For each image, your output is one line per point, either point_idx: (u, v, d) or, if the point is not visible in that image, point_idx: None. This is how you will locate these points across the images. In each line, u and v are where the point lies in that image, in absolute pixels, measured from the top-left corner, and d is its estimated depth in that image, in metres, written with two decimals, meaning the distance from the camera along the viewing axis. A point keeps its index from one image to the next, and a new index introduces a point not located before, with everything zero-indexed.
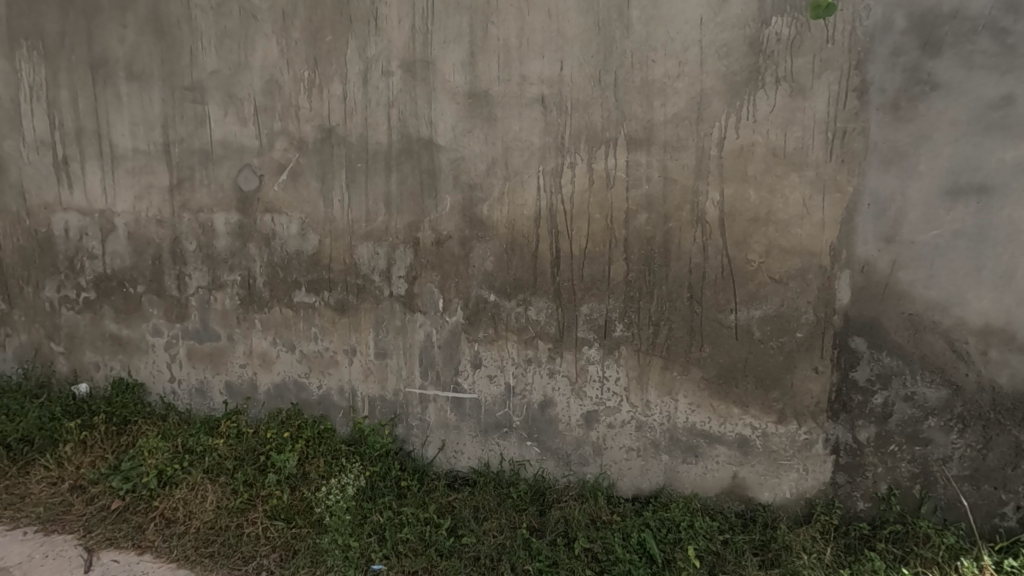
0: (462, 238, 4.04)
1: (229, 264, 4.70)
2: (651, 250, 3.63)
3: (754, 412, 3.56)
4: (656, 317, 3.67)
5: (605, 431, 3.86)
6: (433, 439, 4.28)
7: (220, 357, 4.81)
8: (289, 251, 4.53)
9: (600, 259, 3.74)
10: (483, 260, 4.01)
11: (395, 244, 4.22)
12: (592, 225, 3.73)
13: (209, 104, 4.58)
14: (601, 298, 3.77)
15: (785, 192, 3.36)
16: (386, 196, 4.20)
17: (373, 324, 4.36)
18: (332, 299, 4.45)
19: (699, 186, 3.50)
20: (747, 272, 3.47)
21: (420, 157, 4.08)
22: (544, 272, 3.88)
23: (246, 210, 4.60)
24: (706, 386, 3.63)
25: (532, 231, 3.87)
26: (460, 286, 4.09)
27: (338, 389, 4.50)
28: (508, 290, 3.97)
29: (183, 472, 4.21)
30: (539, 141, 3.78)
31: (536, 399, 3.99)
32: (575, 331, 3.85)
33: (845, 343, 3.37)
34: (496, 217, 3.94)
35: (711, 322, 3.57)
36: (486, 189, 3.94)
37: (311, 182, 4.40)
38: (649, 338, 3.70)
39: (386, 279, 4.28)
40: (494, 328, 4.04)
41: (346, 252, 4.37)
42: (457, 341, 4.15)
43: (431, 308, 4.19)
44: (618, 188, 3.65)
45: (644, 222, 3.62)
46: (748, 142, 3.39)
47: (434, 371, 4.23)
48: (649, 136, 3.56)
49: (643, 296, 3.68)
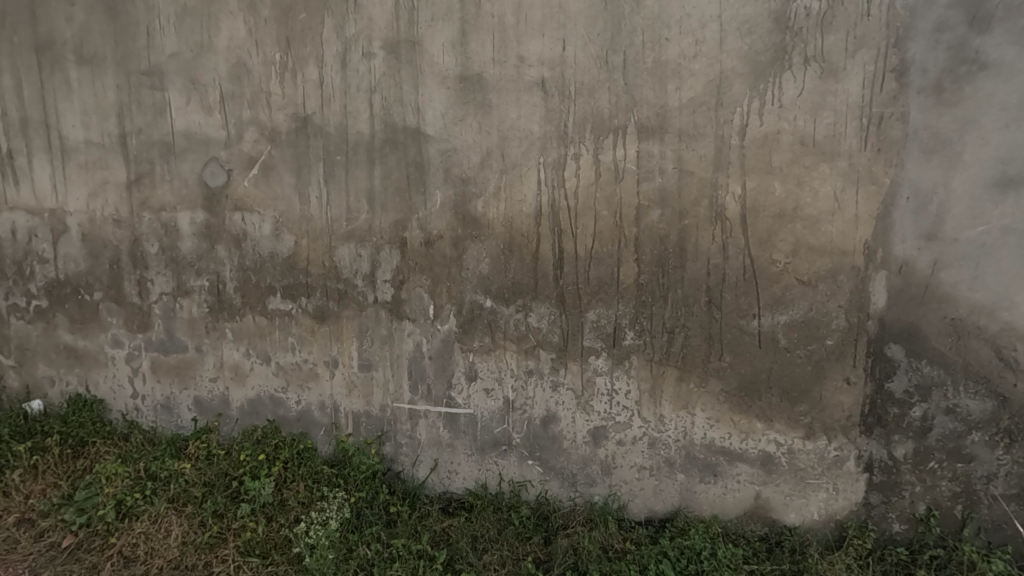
0: (454, 238, 3.66)
1: (195, 268, 4.26)
2: (665, 250, 3.28)
3: (778, 427, 3.24)
4: (671, 324, 3.33)
5: (614, 448, 3.53)
6: (425, 459, 3.91)
7: (187, 370, 4.38)
8: (262, 253, 4.10)
9: (608, 260, 3.39)
10: (477, 262, 3.63)
11: (380, 245, 3.83)
12: (599, 222, 3.38)
13: (170, 91, 4.13)
14: (610, 304, 3.42)
15: (814, 184, 3.03)
16: (369, 192, 3.80)
17: (357, 333, 3.96)
18: (311, 306, 4.04)
19: (719, 179, 3.16)
20: (771, 273, 3.15)
21: (407, 148, 3.68)
22: (545, 275, 3.51)
23: (214, 208, 4.16)
24: (725, 399, 3.31)
25: (532, 229, 3.50)
26: (453, 291, 3.71)
27: (318, 404, 4.11)
28: (506, 295, 3.60)
29: (145, 502, 3.78)
30: (540, 130, 3.41)
31: (538, 414, 3.63)
32: (581, 340, 3.50)
33: (881, 351, 3.06)
34: (492, 214, 3.56)
35: (731, 329, 3.25)
36: (480, 183, 3.56)
37: (284, 177, 3.97)
38: (663, 347, 3.36)
39: (371, 283, 3.88)
40: (491, 337, 3.67)
41: (326, 253, 3.96)
42: (449, 352, 3.77)
43: (421, 315, 3.80)
44: (628, 181, 3.30)
45: (657, 219, 3.27)
46: (773, 129, 3.05)
47: (425, 384, 3.85)
48: (661, 124, 3.21)
49: (656, 301, 3.34)
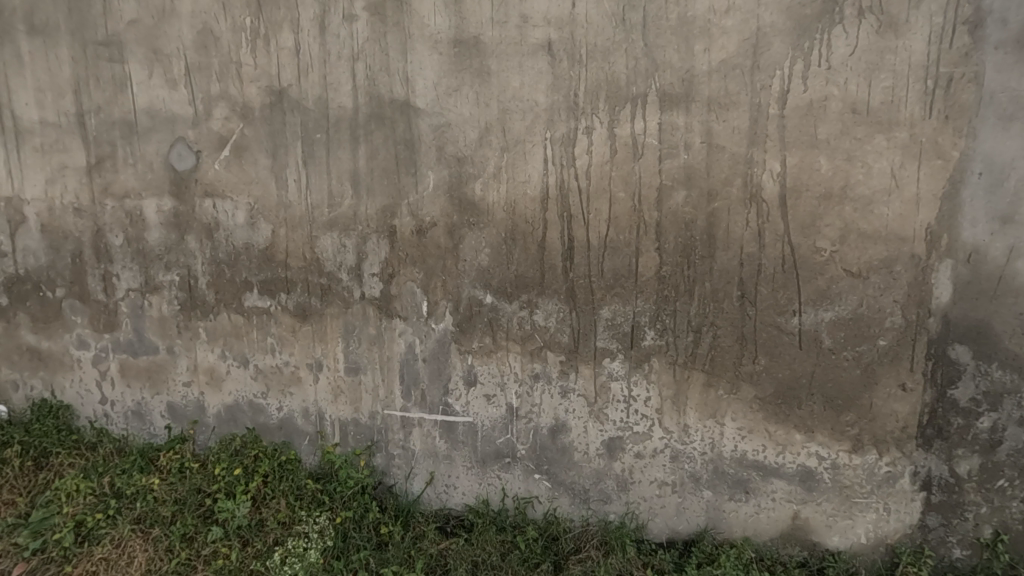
0: (450, 225, 3.24)
1: (165, 261, 3.85)
2: (691, 238, 2.86)
3: (821, 439, 2.84)
4: (697, 322, 2.92)
5: (632, 462, 3.14)
6: (420, 471, 3.53)
7: (159, 373, 3.98)
8: (236, 245, 3.68)
9: (625, 249, 2.97)
10: (476, 252, 3.21)
11: (367, 235, 3.41)
12: (615, 206, 2.95)
13: (130, 63, 3.68)
14: (627, 300, 3.00)
15: (866, 159, 2.60)
16: (354, 175, 3.38)
17: (342, 333, 3.55)
18: (291, 303, 3.63)
19: (754, 154, 2.73)
20: (815, 264, 2.73)
21: (395, 124, 3.25)
22: (553, 267, 3.10)
23: (182, 195, 3.73)
24: (759, 407, 2.90)
25: (538, 214, 3.08)
26: (448, 286, 3.30)
27: (302, 411, 3.72)
28: (508, 289, 3.19)
29: (107, 523, 3.43)
30: (546, 101, 2.97)
31: (546, 423, 3.24)
32: (594, 340, 3.09)
33: (942, 353, 2.66)
34: (492, 198, 3.14)
35: (767, 328, 2.83)
36: (478, 163, 3.14)
37: (259, 159, 3.54)
38: (687, 349, 2.95)
39: (357, 278, 3.47)
40: (492, 338, 3.26)
41: (306, 244, 3.54)
42: (445, 354, 3.37)
43: (413, 313, 3.39)
44: (648, 158, 2.87)
45: (682, 201, 2.85)
46: (819, 95, 2.61)
47: (418, 390, 3.45)
48: (687, 91, 2.77)
49: (680, 296, 2.92)
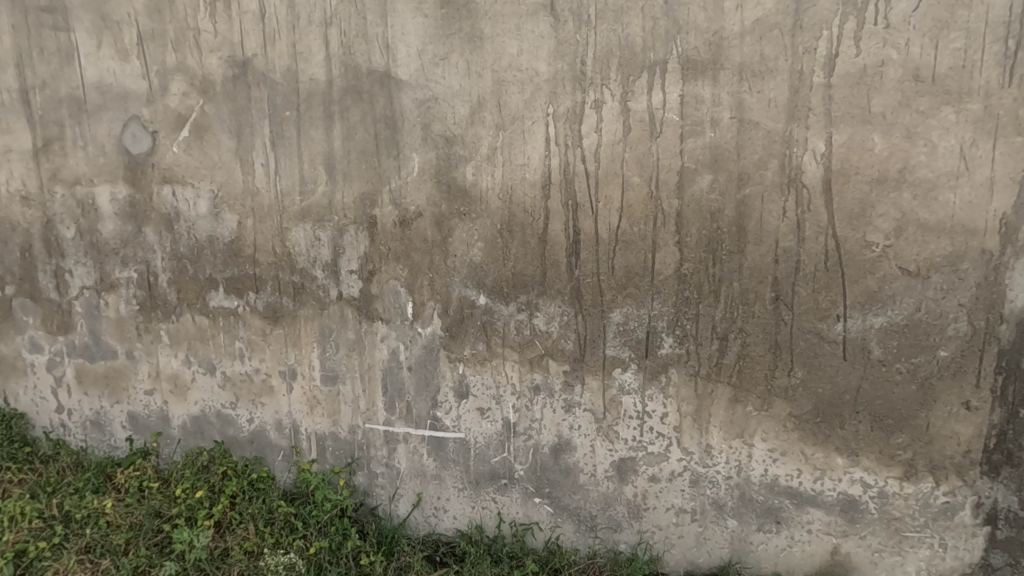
0: (437, 216, 2.83)
1: (121, 256, 3.43)
2: (717, 230, 2.46)
3: (867, 464, 2.45)
4: (723, 328, 2.52)
5: (646, 486, 2.75)
6: (405, 492, 3.15)
7: (119, 380, 3.58)
8: (199, 238, 3.27)
9: (640, 244, 2.56)
10: (467, 247, 2.80)
11: (344, 226, 3.00)
12: (628, 193, 2.54)
13: (78, 32, 3.24)
14: (642, 302, 2.60)
15: (929, 137, 2.19)
16: (329, 158, 2.96)
17: (318, 338, 3.16)
18: (261, 304, 3.23)
19: (794, 132, 2.31)
20: (864, 261, 2.32)
21: (374, 99, 2.83)
22: (556, 264, 2.69)
23: (139, 181, 3.31)
24: (795, 427, 2.51)
25: (538, 203, 2.67)
26: (436, 285, 2.89)
27: (275, 423, 3.34)
28: (505, 289, 2.78)
29: (52, 554, 3.08)
30: (548, 70, 2.55)
31: (547, 441, 2.85)
32: (602, 348, 2.69)
33: (1015, 366, 2.26)
34: (486, 184, 2.72)
35: (805, 335, 2.43)
36: (469, 144, 2.72)
37: (222, 140, 3.12)
38: (711, 359, 2.56)
39: (333, 275, 3.06)
40: (486, 344, 2.86)
41: (276, 237, 3.13)
42: (433, 362, 2.97)
43: (396, 316, 2.99)
44: (668, 137, 2.45)
45: (707, 187, 2.44)
46: (875, 60, 2.20)
47: (403, 402, 3.06)
48: (714, 57, 2.35)
49: (703, 297, 2.52)
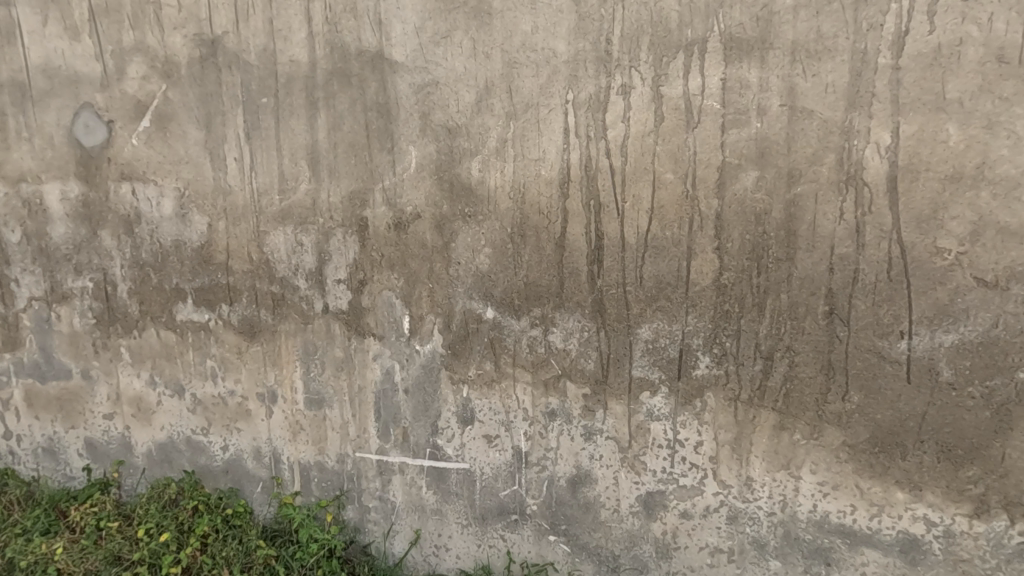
0: (438, 218, 2.48)
1: (74, 263, 3.01)
2: (763, 235, 2.15)
3: (931, 500, 2.16)
4: (767, 346, 2.22)
5: (677, 523, 2.43)
6: (401, 529, 2.80)
7: (74, 402, 3.16)
8: (164, 242, 2.87)
9: (673, 250, 2.24)
10: (472, 253, 2.46)
11: (330, 229, 2.63)
12: (660, 192, 2.22)
13: (20, 6, 2.82)
14: (674, 316, 2.28)
15: (1013, 127, 1.90)
16: (313, 152, 2.59)
17: (301, 356, 2.79)
18: (235, 317, 2.85)
19: (855, 121, 2.00)
20: (934, 270, 2.02)
21: (365, 84, 2.48)
22: (575, 273, 2.35)
23: (93, 178, 2.90)
24: (849, 457, 2.21)
25: (555, 203, 2.33)
26: (437, 297, 2.54)
27: (252, 452, 2.97)
28: (516, 302, 2.44)
29: None
30: (567, 50, 2.22)
31: (564, 472, 2.52)
32: (628, 369, 2.37)
33: None
34: (495, 182, 2.38)
35: (863, 355, 2.13)
36: (476, 136, 2.38)
37: (189, 131, 2.73)
38: (754, 381, 2.25)
39: (318, 285, 2.70)
40: (494, 363, 2.52)
41: (252, 242, 2.75)
42: (433, 384, 2.62)
43: (391, 331, 2.63)
44: (707, 127, 2.14)
45: (752, 186, 2.13)
46: (951, 38, 1.90)
47: (399, 428, 2.71)
48: (763, 34, 2.04)
49: (745, 311, 2.21)
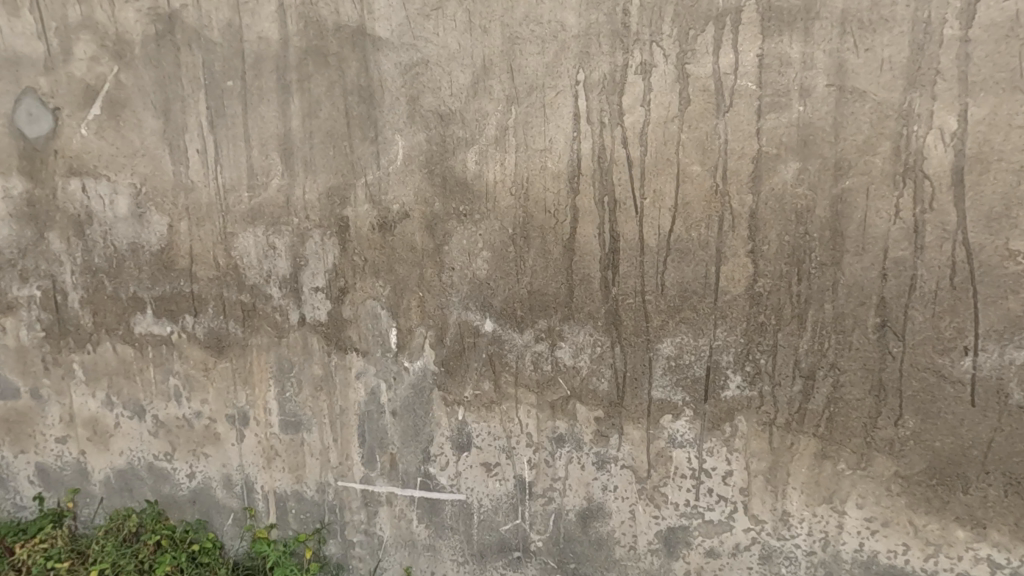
0: (429, 217, 2.17)
1: (17, 269, 2.66)
2: (805, 236, 1.86)
3: (996, 538, 1.89)
4: (808, 363, 1.93)
5: (702, 563, 2.14)
6: (389, 567, 2.49)
7: (22, 425, 2.80)
8: (119, 246, 2.54)
9: (700, 254, 1.95)
10: (468, 257, 2.16)
11: (306, 230, 2.32)
12: (685, 187, 1.92)
13: None
14: (701, 329, 1.99)
15: None
16: (285, 142, 2.27)
17: (275, 373, 2.47)
18: (200, 330, 2.52)
19: (915, 103, 1.72)
20: (1004, 276, 1.75)
21: (344, 64, 2.16)
22: (586, 280, 2.06)
23: (37, 173, 2.55)
24: (902, 490, 1.93)
25: (563, 200, 2.03)
26: (428, 307, 2.23)
27: (222, 480, 2.65)
28: (519, 313, 2.14)
29: None
30: (577, 23, 1.92)
31: (573, 505, 2.23)
32: (647, 389, 2.08)
33: None
34: (494, 176, 2.08)
35: (920, 374, 1.85)
36: (471, 123, 2.07)
37: (145, 119, 2.40)
38: (792, 403, 1.97)
39: (294, 294, 2.38)
40: (493, 382, 2.22)
41: (218, 245, 2.43)
42: (424, 405, 2.32)
43: (376, 346, 2.32)
44: (740, 112, 1.85)
45: (793, 179, 1.84)
46: None
47: (386, 454, 2.40)
48: (807, 2, 1.75)
49: (783, 324, 1.93)
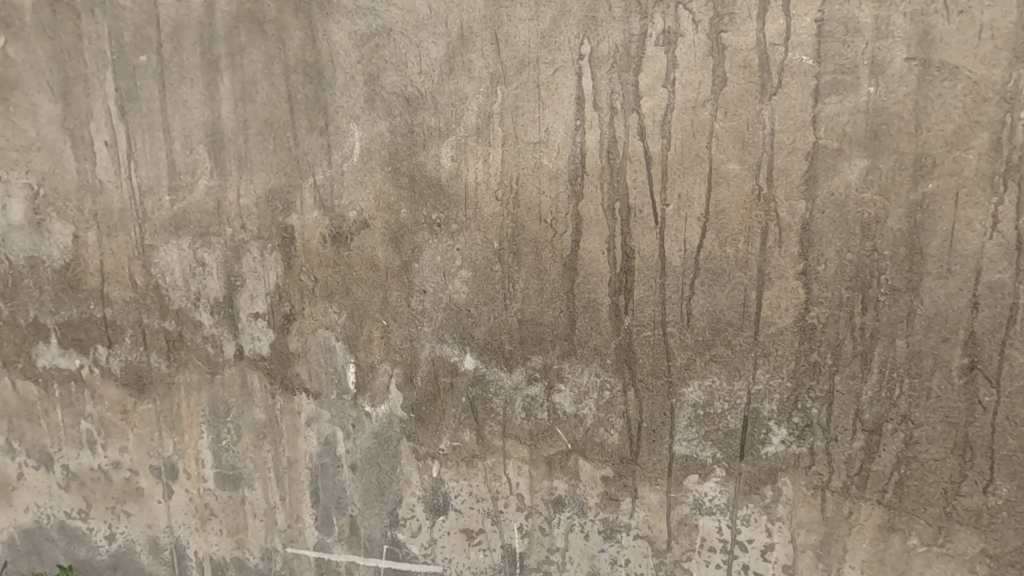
0: (395, 227, 1.73)
1: None
2: (873, 254, 1.45)
3: None
4: (874, 414, 1.53)
5: None
6: None
7: None
8: (13, 260, 2.03)
9: (737, 275, 1.54)
10: (443, 278, 1.72)
11: (242, 243, 1.86)
12: (719, 191, 1.51)
13: None
14: (737, 371, 1.58)
15: None
16: (214, 132, 1.81)
17: (208, 418, 2.01)
18: (116, 364, 2.05)
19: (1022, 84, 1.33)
20: None
21: (286, 35, 1.71)
22: (592, 308, 1.63)
23: None
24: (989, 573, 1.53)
25: (564, 208, 1.60)
26: (394, 339, 1.79)
27: (147, 544, 2.18)
28: (508, 348, 1.71)
29: None
30: None
31: None
32: (667, 443, 1.66)
33: None
34: (476, 175, 1.65)
35: (1016, 429, 1.46)
36: (446, 109, 1.64)
37: (39, 102, 1.91)
38: (851, 464, 1.56)
39: (229, 321, 1.93)
40: (475, 432, 1.79)
41: (135, 261, 1.96)
42: (391, 459, 1.88)
43: (330, 386, 1.88)
44: (792, 94, 1.43)
45: (860, 181, 1.43)
46: None
47: (344, 517, 1.95)
48: None
49: (842, 364, 1.52)
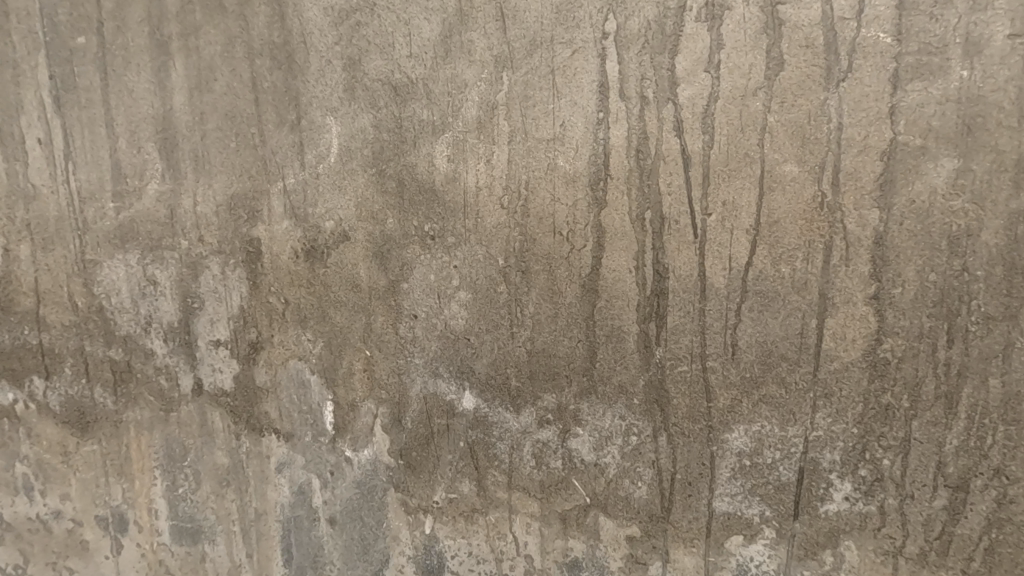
0: (380, 240, 1.45)
1: None
2: (963, 275, 1.19)
3: None
4: (960, 467, 1.26)
5: None
6: None
7: None
8: None
9: (793, 300, 1.27)
10: (438, 301, 1.44)
11: (200, 258, 1.58)
12: (773, 199, 1.24)
13: None
14: (792, 415, 1.31)
15: None
16: (166, 127, 1.53)
17: (162, 461, 1.72)
18: (53, 399, 1.73)
19: None
20: None
21: (250, 11, 1.44)
22: (617, 338, 1.36)
23: None
24: None
25: (584, 218, 1.33)
26: (379, 372, 1.51)
27: None
28: (515, 384, 1.43)
29: None
30: None
31: None
32: (706, 499, 1.39)
33: None
34: (477, 179, 1.37)
35: None
36: (442, 100, 1.36)
37: None
38: (930, 527, 1.29)
39: (185, 350, 1.64)
40: (476, 482, 1.51)
41: (74, 278, 1.66)
42: (376, 512, 1.59)
43: (304, 426, 1.59)
44: (865, 80, 1.18)
45: (948, 186, 1.17)
46: None
47: None
48: None
49: (921, 408, 1.26)
